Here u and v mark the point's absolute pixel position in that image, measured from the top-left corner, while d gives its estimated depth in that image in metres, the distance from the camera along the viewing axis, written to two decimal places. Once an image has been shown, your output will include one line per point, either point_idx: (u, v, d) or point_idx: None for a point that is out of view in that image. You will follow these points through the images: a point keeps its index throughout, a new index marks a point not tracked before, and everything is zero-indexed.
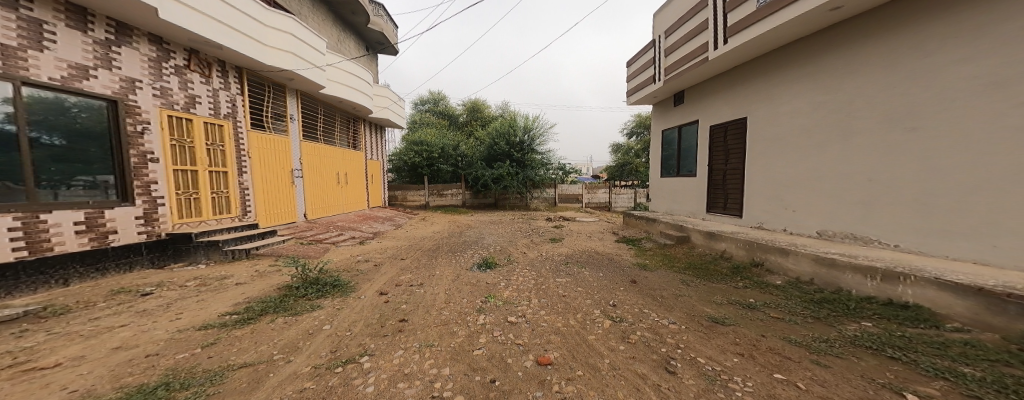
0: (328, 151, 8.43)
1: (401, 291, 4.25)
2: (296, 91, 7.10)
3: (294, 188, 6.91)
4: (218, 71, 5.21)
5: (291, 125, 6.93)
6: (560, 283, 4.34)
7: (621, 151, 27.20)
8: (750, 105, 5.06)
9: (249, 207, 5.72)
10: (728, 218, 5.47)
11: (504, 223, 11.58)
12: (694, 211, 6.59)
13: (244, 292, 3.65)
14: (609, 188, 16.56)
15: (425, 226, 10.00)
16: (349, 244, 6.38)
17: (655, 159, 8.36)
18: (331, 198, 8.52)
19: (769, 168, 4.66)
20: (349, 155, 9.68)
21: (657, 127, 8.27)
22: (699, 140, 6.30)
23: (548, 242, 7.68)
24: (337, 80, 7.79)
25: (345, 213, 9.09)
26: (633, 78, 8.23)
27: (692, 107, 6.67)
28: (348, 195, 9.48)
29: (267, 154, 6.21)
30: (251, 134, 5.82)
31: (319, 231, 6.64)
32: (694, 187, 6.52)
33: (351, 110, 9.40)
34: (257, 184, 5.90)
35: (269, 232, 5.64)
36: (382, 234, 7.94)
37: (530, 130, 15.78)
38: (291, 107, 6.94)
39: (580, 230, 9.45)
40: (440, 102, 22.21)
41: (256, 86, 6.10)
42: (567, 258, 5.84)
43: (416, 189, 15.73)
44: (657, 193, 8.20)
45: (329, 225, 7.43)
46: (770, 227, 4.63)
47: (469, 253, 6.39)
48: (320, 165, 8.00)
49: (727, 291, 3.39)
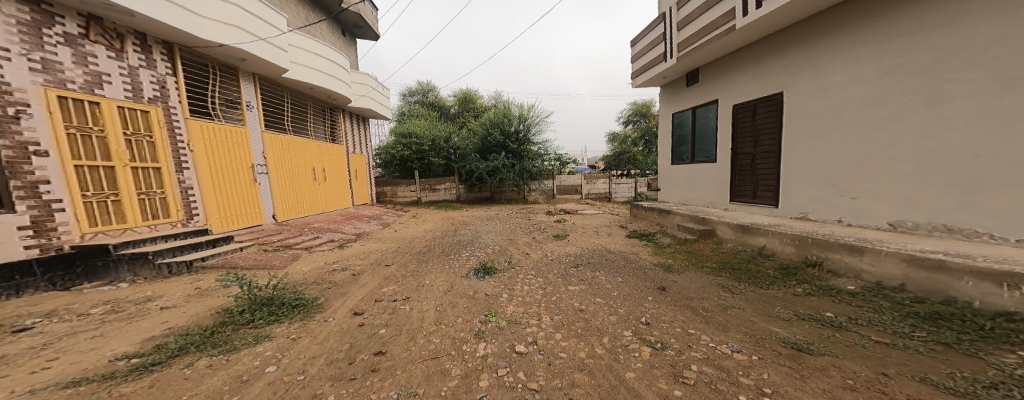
0: (299, 144, 7.63)
1: (381, 308, 3.55)
2: (253, 74, 6.35)
3: (257, 187, 6.15)
4: (134, 45, 4.40)
5: (247, 113, 6.16)
6: (573, 291, 3.71)
7: (618, 140, 26.54)
8: (785, 81, 4.47)
9: (194, 210, 4.96)
10: (760, 209, 4.92)
11: (501, 218, 10.86)
12: (712, 200, 6.02)
13: (168, 320, 2.85)
14: (609, 178, 16.00)
15: (417, 224, 9.24)
16: (324, 249, 5.56)
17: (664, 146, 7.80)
18: (308, 196, 7.73)
19: (816, 150, 4.08)
20: (328, 148, 8.89)
21: (666, 110, 7.71)
22: (720, 121, 5.75)
23: (551, 240, 7.00)
24: (302, 62, 7.02)
25: (325, 213, 8.31)
26: (638, 58, 7.59)
27: (710, 87, 6.11)
28: (329, 193, 8.71)
29: (216, 146, 5.42)
30: (189, 121, 5.02)
31: (290, 235, 5.85)
32: (713, 174, 5.97)
33: (325, 98, 8.60)
34: (203, 182, 5.11)
35: (220, 239, 4.92)
36: (366, 235, 7.19)
37: (525, 119, 15.02)
38: (247, 93, 6.19)
39: (585, 224, 8.78)
40: (431, 93, 21.28)
41: (196, 67, 5.35)
42: (576, 259, 5.17)
43: (405, 185, 14.84)
44: (669, 183, 7.63)
45: (304, 226, 6.64)
46: (819, 218, 4.06)
47: (465, 255, 5.67)
48: (288, 159, 7.19)
49: (788, 300, 2.74)
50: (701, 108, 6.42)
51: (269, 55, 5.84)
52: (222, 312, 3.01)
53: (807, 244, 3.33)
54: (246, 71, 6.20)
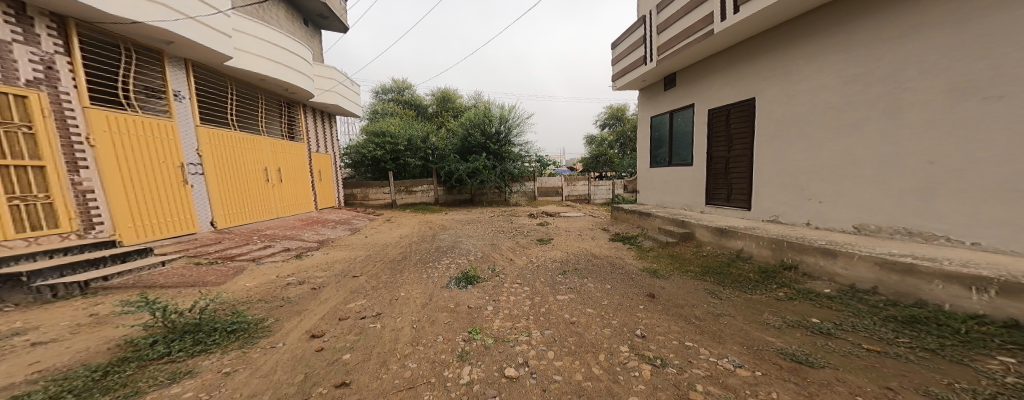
0: (247, 141, 6.83)
1: (345, 327, 3.14)
2: (185, 60, 5.56)
3: (188, 189, 5.37)
4: (7, 15, 3.53)
5: (175, 104, 5.35)
6: (561, 302, 3.65)
7: (595, 142, 27.07)
8: (758, 87, 4.71)
9: (97, 218, 4.16)
10: (734, 211, 5.19)
11: (482, 222, 10.51)
12: (690, 203, 6.33)
13: (42, 360, 2.30)
14: (588, 180, 16.19)
15: (390, 229, 8.62)
16: (276, 259, 4.94)
17: (643, 149, 8.06)
18: (258, 199, 6.94)
19: (786, 155, 4.30)
20: (286, 146, 8.08)
21: (645, 112, 7.98)
22: (698, 127, 6.07)
23: (536, 245, 6.85)
24: (251, 50, 6.25)
25: (280, 219, 7.51)
26: (620, 60, 7.72)
27: (687, 92, 6.40)
28: (286, 196, 7.93)
29: (132, 142, 4.62)
30: (92, 111, 4.20)
31: (233, 244, 5.15)
32: (691, 177, 6.27)
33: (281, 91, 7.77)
34: (112, 184, 4.32)
35: (134, 252, 4.18)
36: (331, 242, 6.56)
37: (506, 120, 14.74)
38: (176, 81, 5.38)
39: (567, 227, 8.73)
40: (406, 90, 20.37)
41: (104, 46, 4.50)
42: (563, 265, 5.04)
43: (377, 186, 13.98)
44: (649, 185, 7.86)
45: (256, 234, 5.92)
46: (788, 221, 4.28)
47: (446, 263, 5.33)
48: (232, 158, 6.39)
49: (771, 306, 2.79)
50: (677, 111, 6.72)
51: (203, 37, 5.09)
52: (124, 345, 2.49)
53: (782, 247, 3.47)
54: (175, 56, 5.40)
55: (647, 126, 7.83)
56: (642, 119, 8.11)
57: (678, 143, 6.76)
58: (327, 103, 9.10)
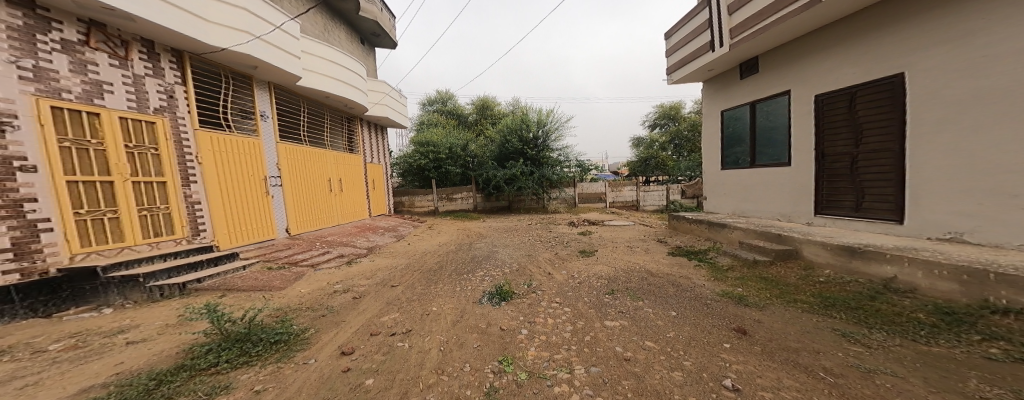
0: (316, 154, 7.38)
1: (375, 344, 2.84)
2: (269, 84, 6.16)
3: (270, 200, 5.86)
4: (140, 52, 4.15)
5: (262, 123, 5.92)
6: (611, 330, 2.97)
7: (642, 146, 25.54)
8: (907, 59, 3.59)
9: (201, 226, 4.64)
10: (868, 225, 4.04)
11: (519, 229, 10.19)
12: (785, 212, 5.14)
13: (125, 361, 2.32)
14: (635, 185, 15.33)
15: (432, 236, 8.73)
16: (331, 265, 5.02)
17: (712, 149, 6.95)
18: (324, 208, 7.42)
19: (981, 150, 3.11)
20: (347, 158, 8.65)
21: (712, 108, 6.94)
22: (793, 119, 5.00)
23: (577, 256, 6.16)
24: (320, 70, 6.84)
25: (341, 226, 7.94)
26: (678, 50, 7.06)
27: (775, 78, 5.35)
28: (347, 204, 8.45)
29: (227, 158, 5.15)
30: (198, 132, 4.76)
31: (298, 250, 5.40)
32: (787, 180, 5.10)
33: (344, 108, 8.39)
34: (212, 197, 4.83)
35: (227, 256, 4.57)
36: (381, 247, 6.82)
37: (543, 125, 14.45)
38: (262, 102, 5.96)
39: (614, 238, 7.83)
40: (450, 102, 21.33)
41: (207, 75, 5.12)
42: (610, 283, 4.31)
43: (423, 194, 14.50)
44: (721, 191, 6.67)
45: (316, 240, 6.31)
46: (988, 241, 3.08)
47: (478, 274, 4.99)
48: (305, 170, 6.93)
49: (994, 381, 1.81)
50: (762, 101, 5.67)
51: (283, 62, 5.64)
52: (188, 351, 2.42)
53: (986, 281, 2.54)
54: (262, 81, 6.00)
55: (717, 122, 6.78)
56: (709, 115, 7.06)
57: (763, 143, 5.65)
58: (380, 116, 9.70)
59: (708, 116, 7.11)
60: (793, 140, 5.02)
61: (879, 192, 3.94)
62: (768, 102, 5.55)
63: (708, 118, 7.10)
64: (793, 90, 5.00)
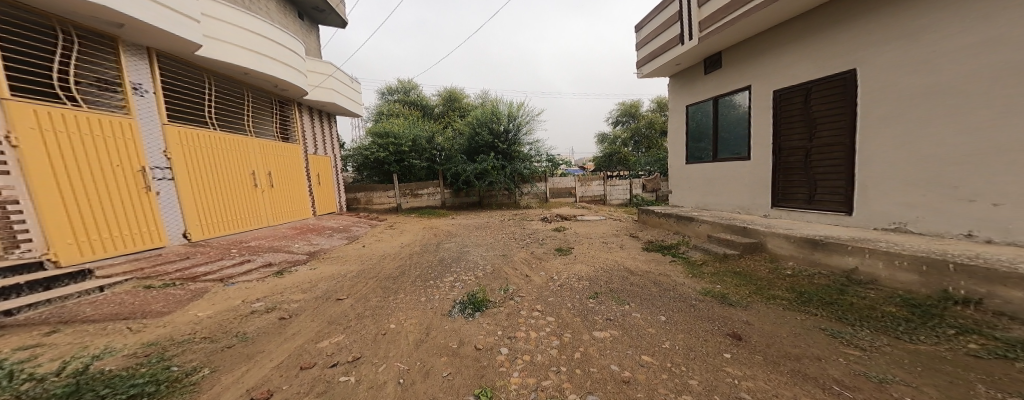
0: (231, 143, 6.25)
1: (308, 383, 2.24)
2: (147, 49, 4.91)
3: (152, 197, 4.68)
4: None
5: (134, 99, 4.68)
6: (601, 343, 2.69)
7: (607, 142, 26.31)
8: (861, 54, 3.70)
9: (20, 234, 3.38)
10: (826, 215, 4.18)
11: (492, 227, 9.75)
12: (747, 206, 5.26)
13: None
14: (603, 181, 15.67)
15: (392, 237, 7.94)
16: (251, 279, 4.10)
17: (676, 144, 7.03)
18: (244, 205, 6.33)
19: (926, 145, 3.24)
20: (277, 148, 7.53)
21: (676, 103, 6.98)
22: (753, 115, 5.12)
23: (554, 255, 5.91)
24: (225, 38, 5.64)
25: (271, 228, 6.84)
26: (649, 42, 6.98)
27: (737, 75, 5.41)
28: (280, 202, 7.37)
29: (74, 142, 3.90)
30: (16, 104, 3.46)
31: (202, 260, 4.40)
32: (748, 174, 5.22)
33: (268, 87, 7.24)
34: (46, 193, 3.57)
35: (67, 276, 3.45)
36: (324, 252, 5.88)
37: (514, 118, 14.05)
38: (134, 72, 4.70)
39: (588, 233, 7.73)
40: (413, 91, 20.13)
41: (31, 28, 3.78)
42: (592, 286, 4.10)
43: (382, 190, 13.39)
44: (685, 185, 6.78)
45: (229, 247, 5.22)
46: (928, 230, 3.27)
47: (448, 281, 4.49)
48: (212, 160, 5.81)
49: (996, 383, 1.66)
50: (723, 96, 5.73)
51: (167, 23, 4.51)
52: None
53: (946, 271, 2.49)
54: (141, 47, 4.83)
55: (681, 117, 6.82)
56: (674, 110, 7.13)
57: (724, 138, 5.74)
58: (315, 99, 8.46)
59: (672, 111, 7.18)
60: (754, 135, 5.14)
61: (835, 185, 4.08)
62: (729, 98, 5.62)
63: (673, 114, 7.17)
64: (754, 85, 5.10)
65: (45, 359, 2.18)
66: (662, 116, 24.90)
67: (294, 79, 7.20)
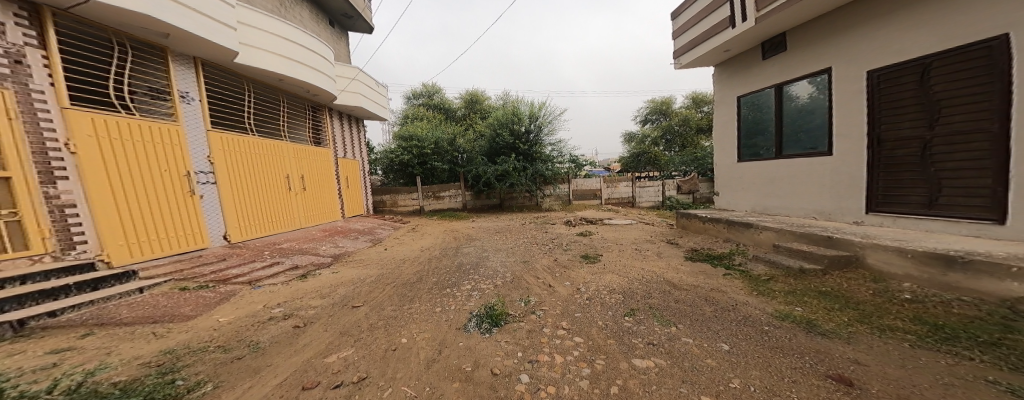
0: (268, 147, 6.46)
1: None
2: (193, 59, 5.12)
3: (197, 200, 4.83)
4: None
5: (181, 106, 4.87)
6: (652, 375, 2.18)
7: (634, 141, 25.23)
8: (1004, 16, 2.80)
9: (76, 237, 3.49)
10: (947, 222, 3.20)
11: (512, 230, 9.45)
12: (821, 210, 4.40)
13: None
14: (631, 182, 15.03)
15: (413, 241, 8.00)
16: (275, 282, 4.03)
17: (725, 139, 6.22)
18: (279, 208, 6.49)
19: None
20: (310, 152, 7.74)
21: (726, 94, 6.17)
22: (832, 101, 4.22)
23: (578, 262, 5.42)
24: (260, 45, 5.82)
25: (301, 230, 6.97)
26: (690, 29, 6.24)
27: (806, 57, 4.57)
28: (312, 205, 7.56)
29: (128, 147, 4.04)
30: (76, 112, 3.60)
31: (236, 263, 4.39)
32: (822, 172, 4.34)
33: (302, 92, 7.47)
34: (100, 198, 3.69)
35: (121, 274, 3.53)
36: (345, 254, 5.87)
37: (536, 118, 13.68)
38: (182, 81, 4.90)
39: (616, 239, 7.10)
40: (437, 95, 20.55)
41: (92, 41, 3.99)
42: (627, 302, 3.58)
43: (406, 193, 13.54)
44: (736, 185, 5.95)
45: (265, 249, 5.28)
46: None
47: (462, 289, 4.43)
48: (251, 164, 5.99)
49: None
50: (789, 82, 4.89)
51: (210, 33, 4.65)
52: None
53: None
54: (188, 57, 5.05)
55: (732, 109, 6.01)
56: (722, 101, 6.31)
57: (791, 130, 4.89)
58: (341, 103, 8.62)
59: (720, 103, 6.37)
60: (834, 123, 4.23)
61: (964, 183, 3.11)
62: (797, 83, 4.75)
63: (721, 106, 6.35)
64: (831, 67, 4.22)
65: (59, 368, 2.02)
66: (695, 113, 23.47)
67: (324, 84, 7.39)
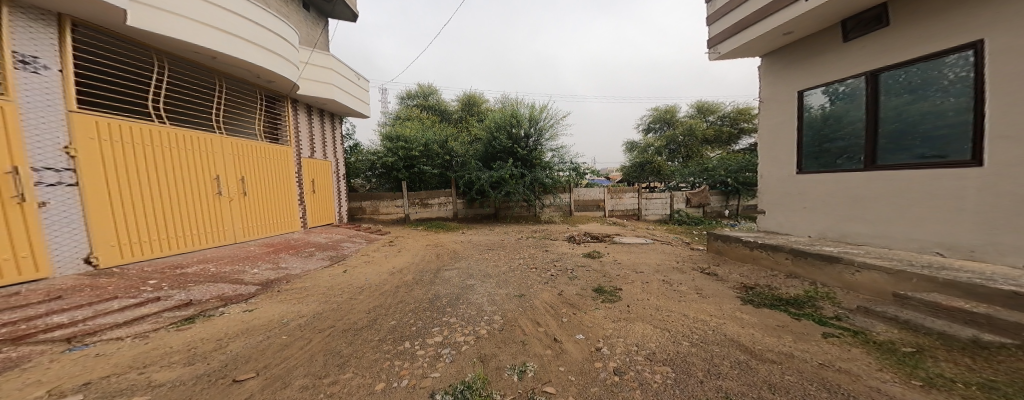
0: (194, 141, 5.40)
1: None
2: (57, 16, 3.84)
3: (29, 210, 3.41)
4: None
5: (22, 76, 3.50)
6: None
7: (637, 150, 24.16)
8: None
9: None
10: None
11: (505, 246, 8.12)
12: (955, 243, 3.11)
13: None
14: (636, 193, 14.12)
15: (387, 261, 6.72)
16: (121, 341, 2.61)
17: (777, 144, 5.00)
18: (191, 216, 5.19)
19: None
20: (255, 149, 6.70)
21: (781, 89, 4.98)
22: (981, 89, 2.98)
23: (590, 303, 4.12)
24: (167, 7, 4.57)
25: (232, 250, 5.56)
26: (734, 9, 5.08)
27: (923, 33, 3.35)
28: (250, 214, 6.42)
29: None
30: None
31: (72, 306, 2.97)
32: (960, 188, 3.07)
33: (241, 73, 6.32)
34: None
35: None
36: (275, 287, 4.42)
37: (536, 122, 12.50)
38: (25, 41, 3.54)
39: (633, 264, 5.79)
40: (431, 97, 19.47)
41: None
42: (680, 389, 2.18)
43: (390, 199, 12.18)
44: (795, 202, 4.69)
45: (148, 280, 3.80)
46: None
47: (428, 347, 3.15)
48: (148, 160, 4.66)
49: None
50: (886, 69, 3.67)
51: None
52: None
53: None
54: (47, 12, 3.76)
55: (790, 106, 4.80)
56: (771, 99, 5.14)
57: (892, 132, 3.65)
58: (291, 87, 7.38)
59: (768, 102, 5.21)
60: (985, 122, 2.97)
61: None
62: (902, 70, 3.53)
63: (769, 105, 5.19)
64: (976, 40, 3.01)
65: None
66: (701, 123, 22.46)
67: (267, 62, 6.20)
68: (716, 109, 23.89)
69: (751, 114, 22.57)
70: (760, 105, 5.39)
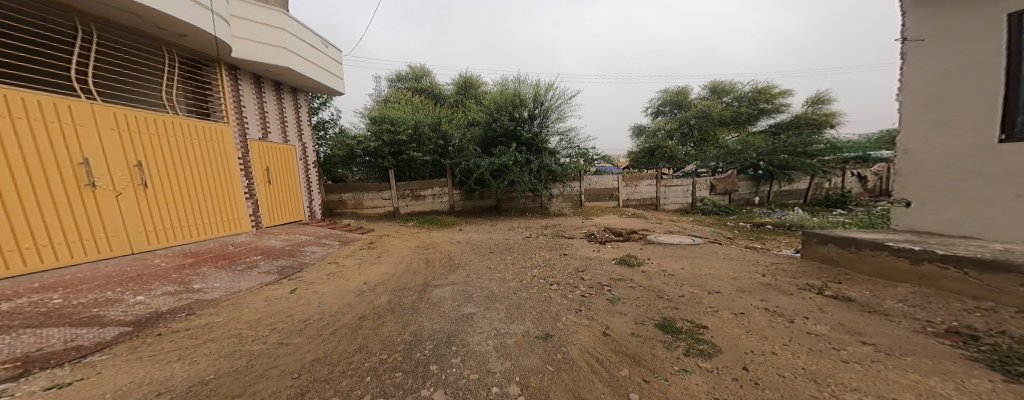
0: (37, 108, 3.66)
1: None
2: None
3: None
4: None
5: None
6: None
7: (644, 135, 22.25)
8: None
9: None
10: None
11: (512, 248, 6.48)
12: None
13: None
14: (655, 180, 12.49)
15: (359, 276, 5.05)
16: None
17: (964, 104, 3.39)
18: (23, 218, 3.46)
19: None
20: (159, 124, 5.01)
21: (965, 14, 3.37)
22: None
23: (666, 366, 2.49)
24: None
25: (115, 271, 3.82)
26: None
27: None
28: (156, 212, 4.77)
29: None
30: None
31: None
32: None
33: (121, 18, 4.51)
34: None
35: None
36: (143, 334, 2.84)
37: (542, 101, 10.66)
38: None
39: (697, 283, 4.16)
40: (423, 79, 17.57)
41: None
42: None
43: (374, 190, 10.45)
44: (1004, 186, 3.17)
45: None
46: None
47: None
48: None
49: None
50: None
51: None
52: None
53: None
54: None
55: (990, 38, 3.23)
56: (947, 34, 3.48)
57: None
58: (214, 44, 5.58)
59: (938, 36, 3.54)
60: None
61: None
62: None
63: (939, 41, 3.53)
64: None
65: None
66: (717, 103, 20.53)
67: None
68: (732, 89, 21.97)
69: (772, 93, 20.73)
70: (906, 46, 3.77)
